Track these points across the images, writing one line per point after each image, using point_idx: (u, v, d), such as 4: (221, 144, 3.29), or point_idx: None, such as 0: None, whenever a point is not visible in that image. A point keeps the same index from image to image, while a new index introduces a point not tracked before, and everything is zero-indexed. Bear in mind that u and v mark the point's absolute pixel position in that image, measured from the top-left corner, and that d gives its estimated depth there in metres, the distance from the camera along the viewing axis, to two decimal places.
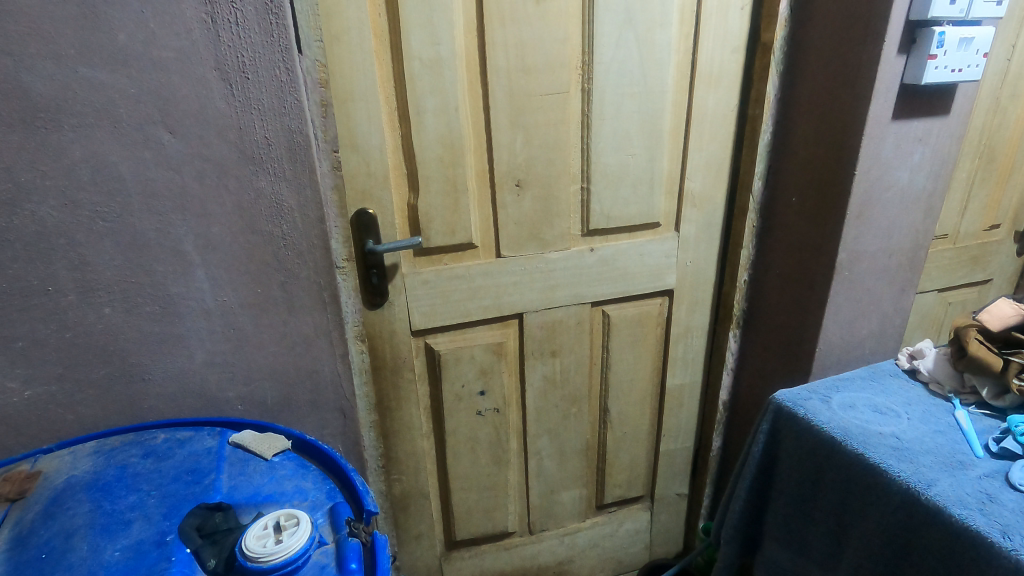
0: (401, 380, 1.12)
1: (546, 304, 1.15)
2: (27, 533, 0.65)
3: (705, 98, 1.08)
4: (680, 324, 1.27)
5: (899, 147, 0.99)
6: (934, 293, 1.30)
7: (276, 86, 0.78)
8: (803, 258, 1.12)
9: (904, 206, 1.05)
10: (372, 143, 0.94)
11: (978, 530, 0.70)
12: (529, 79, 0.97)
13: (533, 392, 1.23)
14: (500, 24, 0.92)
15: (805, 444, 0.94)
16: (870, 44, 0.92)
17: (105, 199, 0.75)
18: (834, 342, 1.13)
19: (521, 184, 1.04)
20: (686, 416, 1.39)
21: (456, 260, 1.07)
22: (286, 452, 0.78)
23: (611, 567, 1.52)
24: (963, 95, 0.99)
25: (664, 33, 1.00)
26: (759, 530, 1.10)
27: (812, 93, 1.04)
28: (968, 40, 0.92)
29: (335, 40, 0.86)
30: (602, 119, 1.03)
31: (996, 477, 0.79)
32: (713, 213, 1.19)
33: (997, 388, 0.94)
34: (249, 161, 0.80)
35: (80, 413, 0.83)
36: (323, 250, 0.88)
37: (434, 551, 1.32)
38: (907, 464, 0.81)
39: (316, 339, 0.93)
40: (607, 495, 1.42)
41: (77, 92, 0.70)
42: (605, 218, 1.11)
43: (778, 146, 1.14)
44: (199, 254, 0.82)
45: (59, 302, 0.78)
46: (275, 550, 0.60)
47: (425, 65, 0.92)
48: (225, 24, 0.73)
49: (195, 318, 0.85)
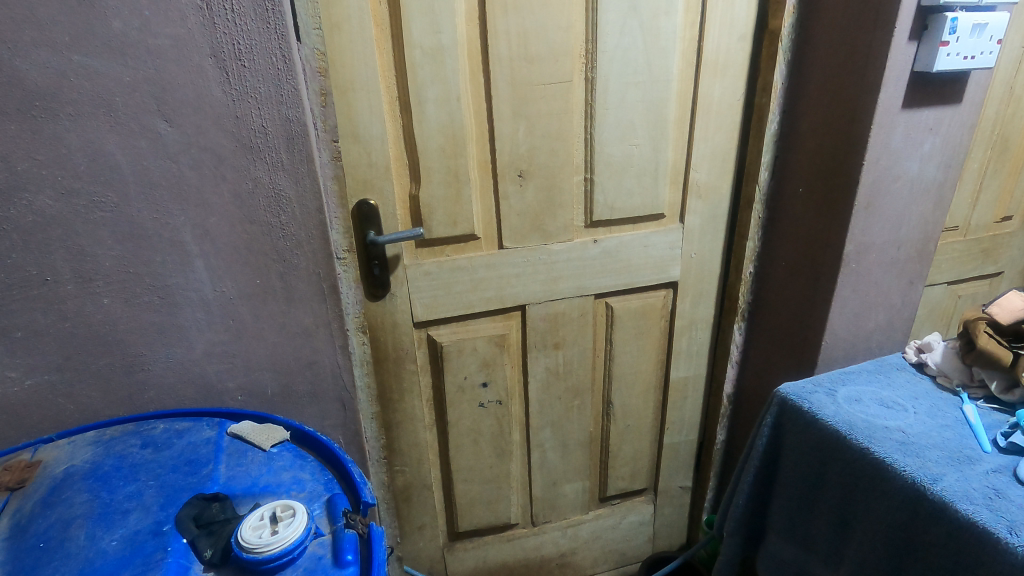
0: (404, 372, 1.12)
1: (548, 296, 1.14)
2: (26, 522, 0.65)
3: (711, 86, 1.06)
4: (685, 316, 1.26)
5: (909, 137, 0.97)
6: (944, 285, 1.28)
7: (272, 75, 0.77)
8: (809, 250, 1.10)
9: (915, 196, 1.03)
10: (373, 132, 0.93)
11: (985, 526, 0.69)
12: (532, 69, 0.96)
13: (535, 384, 1.22)
14: (502, 12, 0.91)
15: (810, 438, 0.93)
16: (881, 30, 0.90)
17: (102, 189, 0.75)
18: (841, 335, 1.12)
19: (523, 174, 1.03)
20: (689, 408, 1.38)
21: (457, 251, 1.06)
22: (285, 443, 0.78)
23: (614, 559, 1.52)
24: (977, 82, 0.96)
25: (668, 19, 0.98)
26: (762, 525, 1.09)
27: (820, 82, 1.02)
28: (981, 26, 0.90)
29: (336, 29, 0.85)
30: (606, 109, 1.02)
31: (1003, 472, 0.78)
32: (718, 205, 1.18)
33: (1007, 382, 0.92)
34: (247, 150, 0.79)
35: (82, 402, 0.84)
36: (322, 241, 0.87)
37: (436, 542, 1.32)
38: (913, 459, 0.80)
39: (316, 331, 0.93)
40: (610, 487, 1.41)
41: (74, 81, 0.69)
42: (609, 209, 1.10)
43: (785, 136, 1.12)
44: (197, 244, 0.81)
45: (58, 292, 0.78)
46: (270, 541, 0.60)
47: (426, 54, 0.91)
48: (221, 11, 0.72)
49: (194, 309, 0.85)
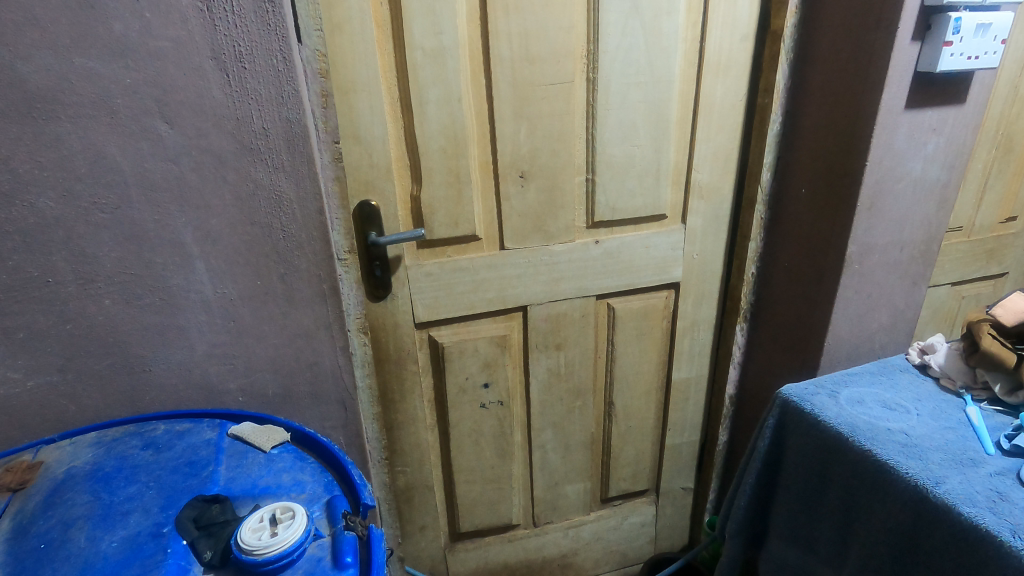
0: (405, 373, 1.12)
1: (550, 296, 1.14)
2: (27, 523, 0.65)
3: (713, 86, 1.05)
4: (686, 317, 1.26)
5: (913, 137, 0.96)
6: (948, 287, 1.27)
7: (273, 77, 0.77)
8: (811, 251, 1.10)
9: (917, 197, 1.02)
10: (374, 133, 0.93)
11: (989, 529, 0.69)
12: (533, 70, 0.96)
13: (536, 385, 1.22)
14: (503, 13, 0.91)
15: (812, 440, 0.93)
16: (883, 30, 0.90)
17: (103, 190, 0.75)
18: (844, 337, 1.11)
19: (525, 175, 1.03)
20: (691, 409, 1.38)
21: (459, 252, 1.06)
22: (285, 444, 0.78)
23: (616, 560, 1.52)
24: (981, 83, 0.96)
25: (670, 20, 0.98)
26: (764, 527, 1.09)
27: (823, 82, 1.02)
28: (985, 27, 0.89)
29: (338, 30, 0.85)
30: (608, 110, 1.02)
31: (1007, 475, 0.77)
32: (720, 205, 1.17)
33: (1010, 384, 0.91)
34: (248, 152, 0.79)
35: (83, 403, 0.84)
36: (322, 242, 0.87)
37: (437, 543, 1.32)
38: (916, 461, 0.80)
39: (316, 331, 0.93)
40: (612, 488, 1.41)
41: (75, 82, 0.70)
42: (610, 210, 1.10)
43: (787, 137, 1.12)
44: (197, 246, 0.82)
45: (59, 294, 0.78)
46: (270, 543, 0.60)
47: (427, 55, 0.90)
48: (221, 12, 0.72)
49: (195, 310, 0.85)
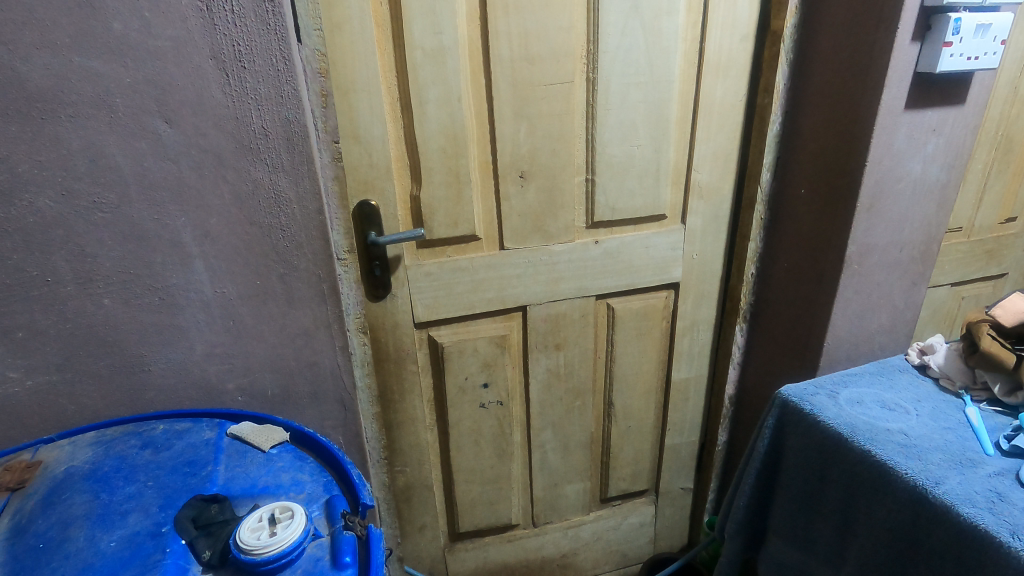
0: (404, 372, 1.12)
1: (549, 296, 1.14)
2: (26, 523, 0.65)
3: (713, 86, 1.05)
4: (686, 317, 1.26)
5: (913, 138, 0.96)
6: (948, 287, 1.27)
7: (273, 76, 0.77)
8: (811, 252, 1.10)
9: (917, 197, 1.02)
10: (373, 133, 0.93)
11: (988, 529, 0.69)
12: (533, 70, 0.96)
13: (536, 385, 1.22)
14: (503, 13, 0.91)
15: (811, 440, 0.93)
16: (883, 31, 0.90)
17: (103, 190, 0.75)
18: (843, 337, 1.11)
19: (525, 175, 1.03)
20: (691, 409, 1.38)
21: (458, 252, 1.06)
22: (284, 444, 0.78)
23: (615, 560, 1.52)
24: (981, 83, 0.96)
25: (670, 20, 0.98)
26: (763, 527, 1.08)
27: (822, 83, 1.02)
28: (985, 27, 0.89)
29: (337, 30, 0.85)
30: (608, 110, 1.02)
31: (1006, 475, 0.77)
32: (720, 205, 1.17)
33: (1009, 385, 0.91)
34: (247, 152, 0.79)
35: (82, 403, 0.84)
36: (322, 242, 0.87)
37: (437, 543, 1.32)
38: (915, 462, 0.80)
39: (316, 331, 0.93)
40: (611, 488, 1.41)
41: (74, 82, 0.70)
42: (610, 210, 1.10)
43: (787, 137, 1.12)
44: (197, 245, 0.82)
45: (59, 293, 0.78)
46: (268, 543, 0.60)
47: (427, 54, 0.90)
48: (221, 12, 0.72)
49: (194, 310, 0.85)
